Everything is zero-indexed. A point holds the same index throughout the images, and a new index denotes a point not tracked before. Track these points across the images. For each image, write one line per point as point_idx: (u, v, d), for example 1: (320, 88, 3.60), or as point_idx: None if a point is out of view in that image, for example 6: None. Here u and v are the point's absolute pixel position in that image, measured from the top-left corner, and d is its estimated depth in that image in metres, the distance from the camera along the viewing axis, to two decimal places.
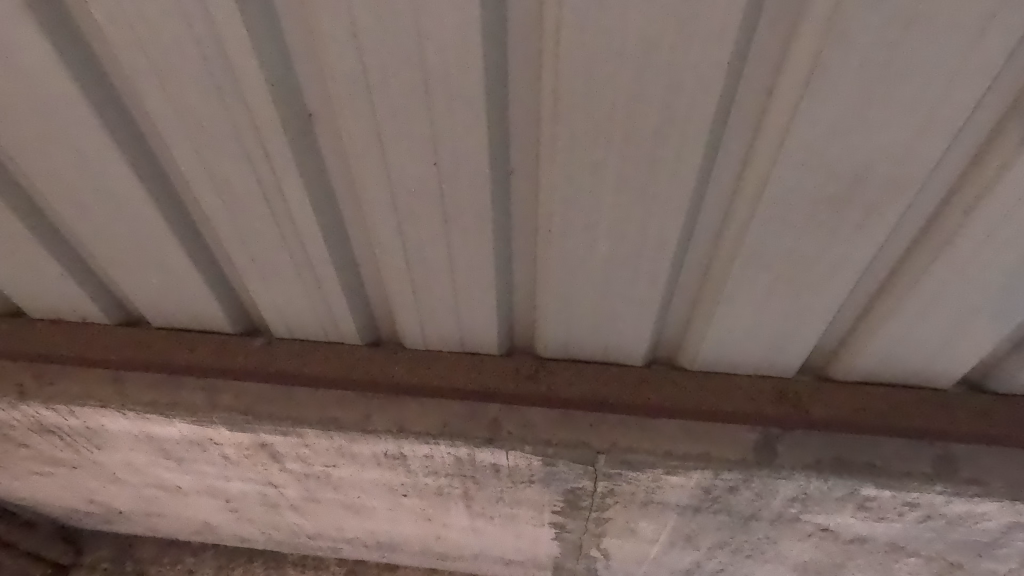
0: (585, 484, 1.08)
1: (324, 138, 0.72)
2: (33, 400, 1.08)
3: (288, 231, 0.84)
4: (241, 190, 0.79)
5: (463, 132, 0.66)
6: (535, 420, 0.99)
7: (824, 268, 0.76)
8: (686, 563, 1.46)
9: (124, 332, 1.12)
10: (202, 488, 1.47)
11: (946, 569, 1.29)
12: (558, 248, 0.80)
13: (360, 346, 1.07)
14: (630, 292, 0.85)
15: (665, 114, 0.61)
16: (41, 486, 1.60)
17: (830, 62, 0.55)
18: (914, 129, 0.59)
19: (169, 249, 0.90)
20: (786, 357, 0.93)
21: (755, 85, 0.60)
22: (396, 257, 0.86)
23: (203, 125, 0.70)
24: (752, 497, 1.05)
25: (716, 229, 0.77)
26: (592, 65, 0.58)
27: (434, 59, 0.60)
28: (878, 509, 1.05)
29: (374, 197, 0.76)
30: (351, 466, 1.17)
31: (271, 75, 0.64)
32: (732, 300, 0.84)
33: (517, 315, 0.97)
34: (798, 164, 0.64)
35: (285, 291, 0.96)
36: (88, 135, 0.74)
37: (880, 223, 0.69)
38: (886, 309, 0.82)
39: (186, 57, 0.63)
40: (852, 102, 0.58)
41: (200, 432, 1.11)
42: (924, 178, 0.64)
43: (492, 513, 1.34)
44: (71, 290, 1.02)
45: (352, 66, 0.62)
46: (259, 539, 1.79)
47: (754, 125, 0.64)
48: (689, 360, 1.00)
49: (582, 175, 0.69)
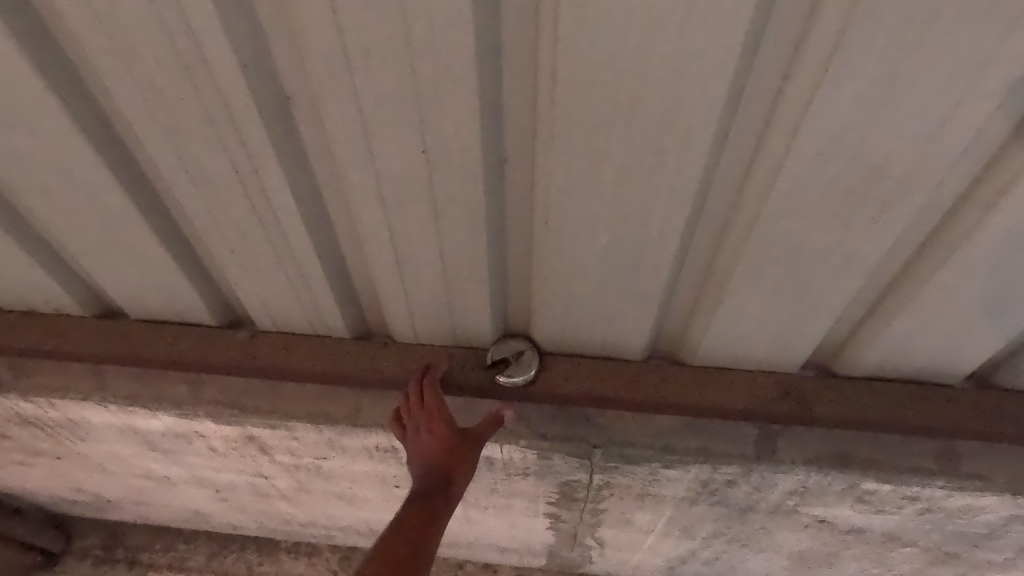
0: (580, 476, 1.05)
1: (306, 124, 0.68)
2: (11, 392, 1.06)
3: (269, 221, 0.80)
4: (219, 177, 0.74)
5: (453, 117, 0.62)
6: (531, 414, 0.97)
7: (836, 263, 0.73)
8: (681, 551, 1.44)
9: (99, 324, 1.07)
10: (190, 478, 1.43)
11: (941, 558, 1.27)
12: (555, 239, 0.76)
13: (347, 339, 1.03)
14: (629, 285, 0.82)
15: (671, 101, 0.58)
16: (26, 475, 1.56)
17: (855, 45, 0.51)
18: (939, 117, 0.56)
19: (145, 238, 0.86)
20: (792, 351, 0.90)
21: (766, 70, 0.56)
22: (385, 250, 0.82)
23: (175, 109, 0.66)
24: (750, 490, 1.03)
25: (722, 222, 0.74)
26: (591, 48, 0.54)
27: (420, 39, 0.55)
28: (877, 502, 1.02)
29: (360, 186, 0.72)
30: (341, 458, 1.14)
31: (244, 56, 0.59)
32: (736, 293, 0.80)
33: (511, 308, 0.94)
34: (813, 155, 0.61)
35: (269, 283, 0.92)
36: (51, 119, 0.70)
37: (896, 217, 0.66)
38: (898, 304, 0.79)
39: (151, 36, 0.58)
40: (874, 90, 0.54)
41: (185, 425, 1.08)
42: (945, 171, 0.61)
43: (485, 504, 1.32)
44: (43, 281, 0.97)
45: (332, 47, 0.57)
46: (251, 526, 1.75)
47: (767, 113, 0.60)
48: (689, 355, 0.96)
49: (581, 165, 0.65)
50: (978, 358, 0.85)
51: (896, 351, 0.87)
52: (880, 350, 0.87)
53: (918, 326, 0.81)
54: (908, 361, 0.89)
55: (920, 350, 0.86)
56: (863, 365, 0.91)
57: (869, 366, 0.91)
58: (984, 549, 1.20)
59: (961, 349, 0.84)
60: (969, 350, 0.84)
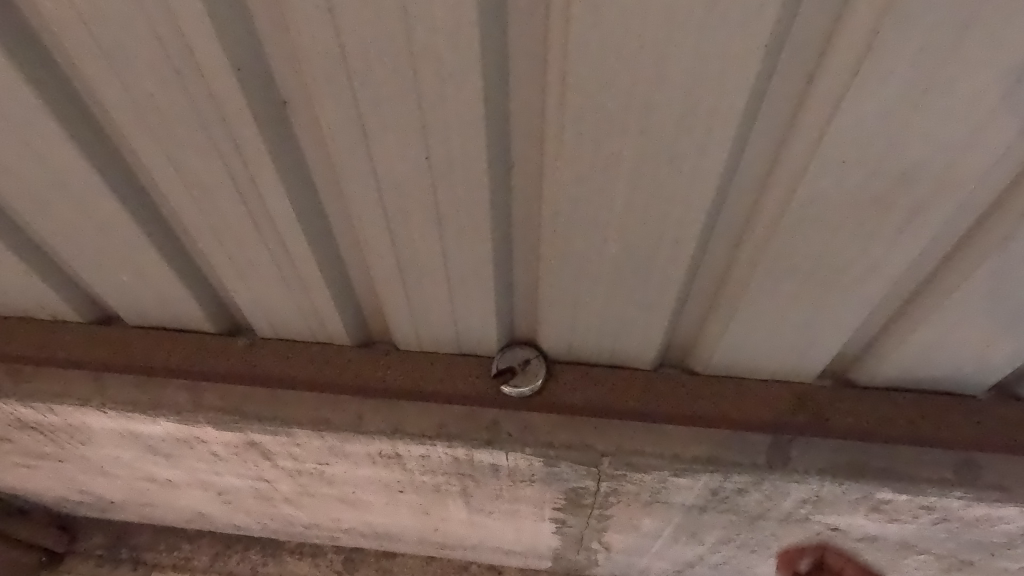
0: (587, 484, 1.02)
1: (304, 128, 0.66)
2: (10, 397, 1.02)
3: (266, 227, 0.77)
4: (214, 183, 0.72)
5: (456, 123, 0.60)
6: (536, 422, 0.93)
7: (857, 272, 0.70)
8: (690, 556, 1.41)
9: (97, 331, 1.06)
10: (192, 481, 1.41)
11: (956, 566, 1.24)
12: (562, 247, 0.73)
13: (349, 346, 1.01)
14: (640, 294, 0.79)
15: (686, 105, 0.55)
16: (29, 477, 1.54)
17: (887, 47, 0.48)
18: (973, 125, 0.53)
19: (139, 244, 0.84)
20: (808, 361, 0.87)
21: (786, 71, 0.53)
22: (387, 257, 0.79)
23: (167, 113, 0.64)
24: (761, 498, 1.00)
25: (738, 228, 0.71)
26: (603, 51, 0.51)
27: (420, 43, 0.53)
28: (893, 512, 0.99)
29: (361, 192, 0.70)
30: (344, 463, 1.11)
31: (237, 59, 0.57)
32: (751, 302, 0.77)
33: (518, 315, 0.91)
34: (838, 161, 0.58)
35: (269, 290, 0.90)
36: (40, 122, 0.67)
37: (924, 225, 0.63)
38: (921, 314, 0.76)
39: (140, 37, 0.56)
40: (905, 96, 0.51)
41: (187, 430, 1.05)
42: (978, 179, 0.58)
43: (490, 509, 1.29)
44: (38, 287, 0.95)
45: (330, 50, 0.55)
46: (255, 528, 1.73)
47: (788, 116, 0.57)
48: (701, 363, 0.93)
49: (592, 171, 0.63)
50: (1002, 370, 0.83)
51: (917, 362, 0.84)
52: (900, 361, 0.84)
53: (942, 337, 0.78)
54: (929, 372, 0.86)
55: (943, 361, 0.83)
56: (881, 375, 0.89)
57: (887, 376, 0.89)
58: (1001, 558, 1.16)
59: (986, 361, 0.81)
60: (994, 362, 0.81)
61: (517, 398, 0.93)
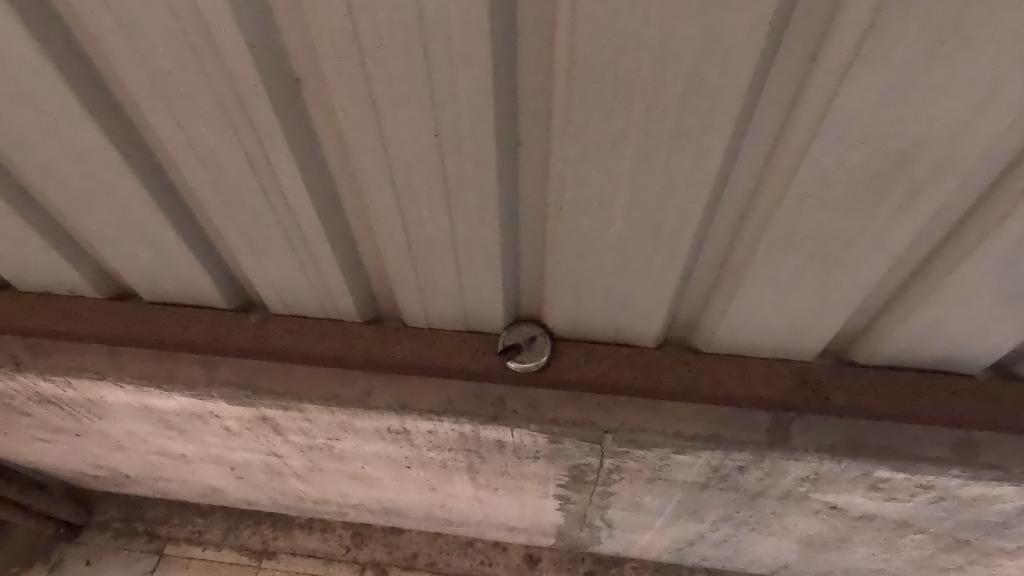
0: (590, 461, 1.05)
1: (316, 106, 0.67)
2: (30, 371, 1.05)
3: (278, 204, 0.79)
4: (228, 160, 0.74)
5: (465, 102, 0.61)
6: (541, 399, 0.95)
7: (859, 250, 0.72)
8: (691, 533, 1.43)
9: (114, 306, 1.08)
10: (206, 456, 1.44)
11: (953, 546, 1.26)
12: (568, 225, 0.74)
13: (359, 323, 1.03)
14: (643, 272, 0.81)
15: (691, 83, 0.56)
16: (49, 451, 1.58)
17: (891, 24, 0.49)
18: (972, 105, 0.54)
19: (154, 220, 0.86)
20: (807, 340, 0.89)
21: (791, 50, 0.54)
22: (396, 235, 0.81)
23: (181, 90, 0.66)
24: (761, 476, 1.02)
25: (743, 205, 0.72)
26: (610, 31, 0.53)
27: (431, 21, 0.54)
28: (890, 490, 1.01)
29: (371, 170, 0.72)
30: (354, 439, 1.14)
31: (252, 37, 0.59)
32: (753, 281, 0.79)
33: (524, 292, 0.93)
34: (840, 141, 0.59)
35: (281, 267, 0.92)
36: (58, 99, 0.69)
37: (924, 205, 0.64)
38: (921, 293, 0.78)
39: (157, 16, 0.58)
40: (907, 74, 0.52)
41: (200, 405, 1.07)
42: (978, 159, 0.59)
43: (496, 485, 1.32)
44: (57, 263, 0.98)
45: (343, 29, 0.56)
46: (266, 502, 1.77)
47: (792, 94, 0.58)
48: (703, 342, 0.95)
49: (599, 148, 0.64)
50: (1001, 350, 0.84)
51: (915, 341, 0.86)
52: (898, 339, 0.86)
53: (940, 317, 0.80)
54: (927, 352, 0.88)
55: (941, 341, 0.85)
56: (881, 355, 0.91)
57: (888, 355, 0.90)
58: (998, 537, 1.18)
59: (984, 340, 0.83)
60: (991, 341, 0.83)
61: (522, 372, 0.95)
